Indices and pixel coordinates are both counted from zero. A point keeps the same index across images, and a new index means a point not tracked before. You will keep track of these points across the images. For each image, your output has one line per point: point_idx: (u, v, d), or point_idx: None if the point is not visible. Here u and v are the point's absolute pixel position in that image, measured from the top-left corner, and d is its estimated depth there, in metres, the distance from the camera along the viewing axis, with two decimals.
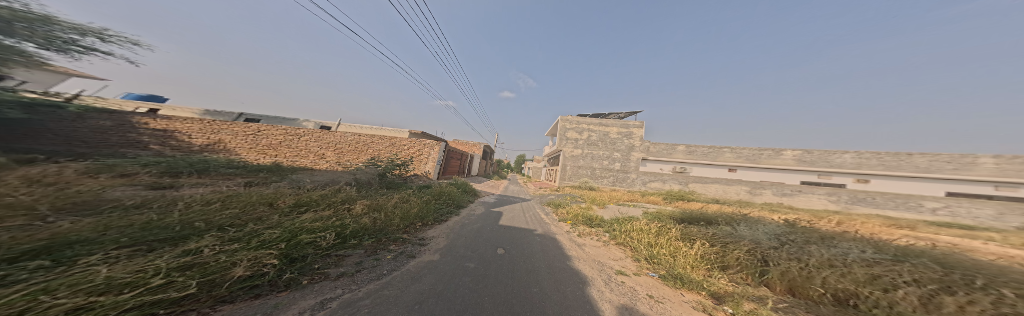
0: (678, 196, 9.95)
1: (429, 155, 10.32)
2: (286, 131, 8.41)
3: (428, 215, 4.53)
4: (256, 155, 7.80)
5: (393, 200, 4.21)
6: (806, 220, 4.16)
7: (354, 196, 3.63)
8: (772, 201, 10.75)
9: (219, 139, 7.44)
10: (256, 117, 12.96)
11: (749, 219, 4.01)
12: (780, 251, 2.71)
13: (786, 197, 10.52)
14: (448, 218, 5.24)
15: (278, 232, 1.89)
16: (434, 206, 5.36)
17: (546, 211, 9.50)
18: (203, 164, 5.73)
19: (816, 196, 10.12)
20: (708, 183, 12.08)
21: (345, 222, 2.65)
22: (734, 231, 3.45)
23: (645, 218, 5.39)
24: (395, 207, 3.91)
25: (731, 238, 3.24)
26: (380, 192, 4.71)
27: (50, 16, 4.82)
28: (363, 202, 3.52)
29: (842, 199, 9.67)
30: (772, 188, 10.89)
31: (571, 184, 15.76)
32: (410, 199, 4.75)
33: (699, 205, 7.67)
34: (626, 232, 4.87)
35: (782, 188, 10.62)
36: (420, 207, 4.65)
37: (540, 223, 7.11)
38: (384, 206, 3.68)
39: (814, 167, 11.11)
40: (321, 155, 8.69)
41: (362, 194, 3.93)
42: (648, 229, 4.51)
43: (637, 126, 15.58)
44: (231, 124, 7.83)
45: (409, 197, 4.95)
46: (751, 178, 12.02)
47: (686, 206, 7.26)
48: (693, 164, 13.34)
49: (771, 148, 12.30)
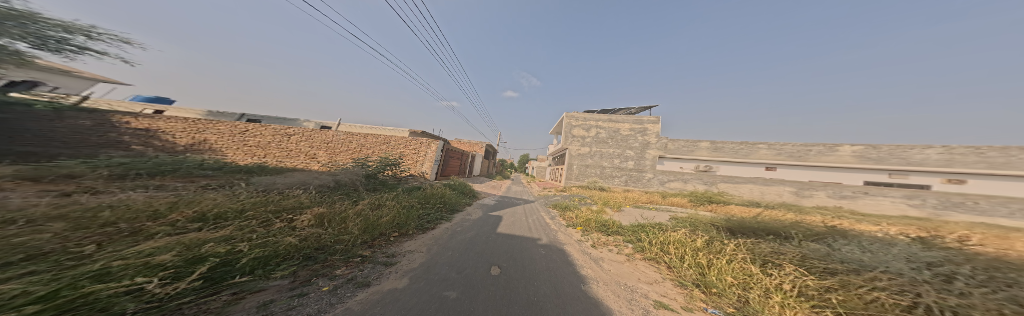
0: (709, 198, 8.66)
1: (426, 154, 9.73)
2: (275, 130, 8.00)
3: (406, 223, 3.71)
4: (244, 156, 7.34)
5: (362, 206, 3.40)
6: (954, 239, 2.84)
7: (302, 203, 2.80)
8: (827, 204, 9.12)
9: (204, 138, 7.05)
10: (256, 117, 12.86)
11: (853, 235, 2.80)
12: (980, 299, 1.46)
13: (845, 200, 8.87)
14: (436, 225, 4.44)
15: (40, 285, 0.89)
16: (418, 210, 4.56)
17: (551, 214, 8.51)
18: (175, 166, 5.16)
19: (888, 199, 8.41)
20: (742, 184, 10.57)
21: (250, 247, 1.69)
22: (839, 254, 2.16)
23: (678, 226, 4.28)
24: (358, 215, 3.07)
25: (842, 265, 1.97)
26: (353, 196, 3.91)
27: (30, 11, 4.49)
28: (312, 210, 2.69)
29: (927, 203, 7.95)
30: (826, 190, 9.25)
31: (579, 184, 14.66)
32: (393, 205, 3.98)
33: (737, 208, 6.42)
34: (658, 244, 3.77)
35: (840, 189, 8.98)
36: (398, 212, 3.86)
37: (545, 229, 6.15)
38: (341, 215, 2.85)
39: (882, 166, 9.33)
40: (313, 155, 8.20)
41: (318, 199, 3.14)
42: (688, 242, 3.41)
43: (653, 121, 14.21)
44: (218, 122, 7.43)
45: (389, 200, 4.17)
46: (795, 178, 10.41)
47: (723, 211, 6.04)
48: (721, 162, 11.84)
49: (822, 143, 10.56)
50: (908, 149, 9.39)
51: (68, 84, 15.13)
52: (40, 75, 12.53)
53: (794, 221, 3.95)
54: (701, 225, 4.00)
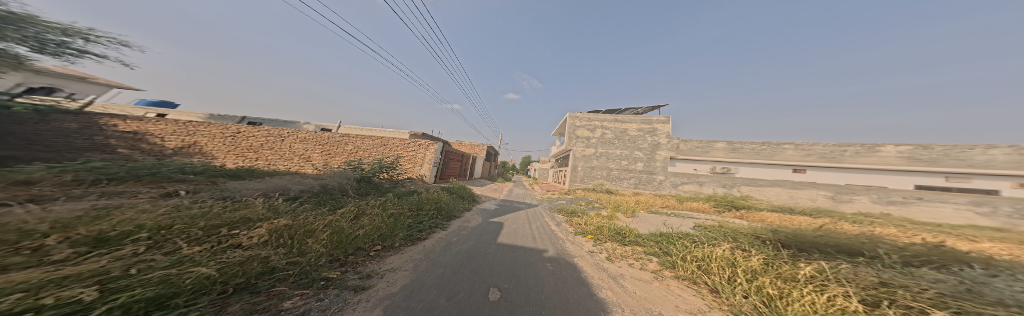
0: (733, 203, 7.87)
1: (424, 156, 9.30)
2: (269, 132, 7.68)
3: (391, 234, 3.18)
4: (234, 159, 6.99)
5: (338, 216, 2.88)
6: None
7: (260, 214, 2.27)
8: (870, 210, 8.10)
9: (194, 141, 6.78)
10: (256, 120, 12.74)
11: (976, 261, 2.10)
12: None
13: (895, 206, 7.77)
14: (428, 235, 3.89)
15: None
16: (409, 218, 4.05)
17: (557, 219, 7.90)
18: (153, 169, 4.74)
19: (950, 206, 7.21)
20: (767, 187, 9.67)
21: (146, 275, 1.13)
22: (993, 291, 1.47)
23: (712, 238, 3.63)
24: (330, 228, 2.54)
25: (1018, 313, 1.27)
26: (329, 204, 3.39)
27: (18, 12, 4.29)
28: (271, 224, 2.16)
29: (1000, 212, 6.74)
30: (869, 194, 8.23)
31: (584, 186, 13.98)
32: (379, 214, 3.48)
33: (769, 216, 5.71)
34: (693, 260, 3.11)
35: (884, 193, 7.98)
36: (384, 222, 3.36)
37: (550, 238, 5.56)
38: (309, 228, 2.32)
39: (936, 168, 8.28)
40: (308, 157, 7.88)
41: (286, 209, 2.62)
42: (732, 258, 2.75)
43: (662, 121, 13.47)
44: (210, 125, 7.19)
45: (374, 208, 3.66)
46: (828, 180, 9.49)
47: (756, 218, 5.35)
48: (740, 164, 10.99)
49: (858, 143, 9.62)
50: (967, 149, 8.31)
51: (77, 89, 15.48)
52: (53, 80, 12.87)
53: (864, 235, 3.23)
54: (740, 238, 3.35)
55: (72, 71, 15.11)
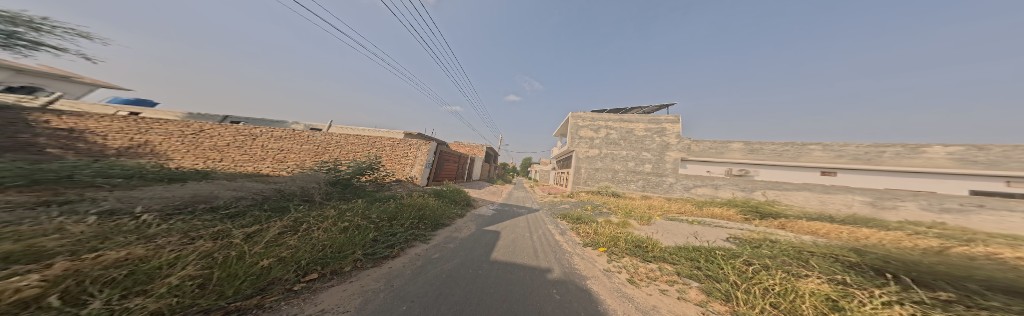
0: (760, 210, 7.00)
1: (416, 156, 8.53)
2: (237, 130, 6.91)
3: (338, 256, 2.26)
4: (194, 160, 6.08)
5: (248, 237, 1.92)
6: None
7: (71, 243, 1.25)
8: (921, 218, 7.00)
9: (147, 140, 5.87)
10: (240, 120, 12.03)
11: None
12: None
13: (949, 214, 6.73)
14: (401, 252, 2.95)
15: None
16: (371, 229, 3.10)
17: (561, 226, 7.10)
18: (73, 171, 3.84)
19: None
20: (793, 191, 8.81)
21: None
22: None
23: (770, 258, 2.77)
24: (221, 255, 1.55)
25: None
26: (245, 219, 2.36)
27: None
28: (83, 259, 1.16)
29: None
30: (916, 201, 7.19)
31: (587, 189, 13.21)
32: (323, 231, 2.49)
33: (817, 226, 4.84)
34: (755, 283, 2.21)
35: (936, 198, 6.94)
36: (328, 242, 2.39)
37: (554, 252, 4.72)
38: (164, 263, 1.30)
39: (997, 171, 7.24)
40: (283, 158, 7.06)
41: (151, 230, 1.61)
42: (846, 292, 1.79)
43: (671, 120, 12.67)
44: (167, 122, 6.31)
45: (321, 222, 2.68)
46: (862, 184, 8.58)
47: (805, 229, 4.47)
48: (760, 166, 10.13)
49: (896, 144, 8.69)
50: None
51: (62, 88, 15.05)
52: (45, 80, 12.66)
53: (1007, 264, 2.29)
54: (811, 260, 2.51)
55: (58, 70, 14.70)
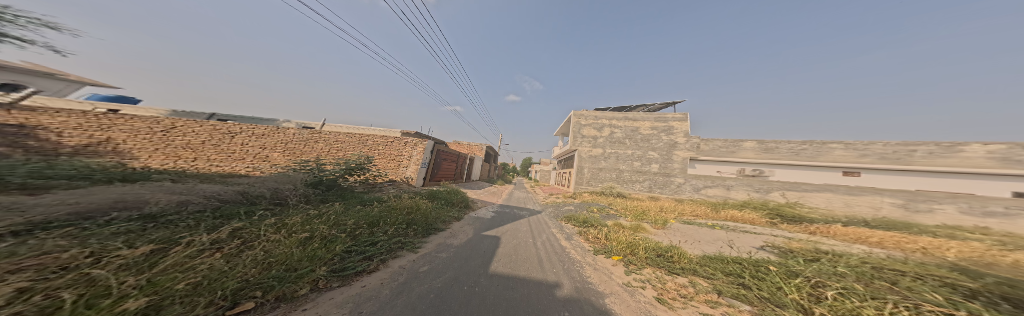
0: (783, 212, 6.48)
1: (411, 155, 8.02)
2: (213, 126, 6.41)
3: (288, 276, 1.66)
4: (163, 158, 5.45)
5: (139, 260, 1.31)
6: None
7: None
8: (961, 222, 6.57)
9: (108, 137, 5.28)
10: (228, 118, 11.49)
11: None
12: None
13: (994, 218, 6.30)
14: (380, 266, 2.39)
15: None
16: (344, 239, 2.51)
17: (565, 230, 6.56)
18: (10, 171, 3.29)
19: None
20: (814, 193, 8.47)
21: None
22: None
23: (836, 275, 2.24)
24: (64, 296, 0.96)
25: None
26: (158, 232, 1.73)
27: None
28: None
29: None
30: (955, 203, 6.77)
31: (591, 190, 12.67)
32: (272, 243, 1.89)
33: (863, 232, 4.29)
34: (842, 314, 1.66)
35: (978, 201, 6.53)
36: (277, 259, 1.79)
37: (561, 260, 4.19)
38: None
39: None
40: (266, 157, 6.54)
41: None
42: None
43: (679, 118, 12.10)
44: (132, 119, 5.72)
45: (272, 231, 2.07)
46: (887, 185, 8.09)
47: (854, 237, 3.91)
48: (775, 165, 9.60)
49: (927, 143, 8.13)
50: None
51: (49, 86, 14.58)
52: (28, 79, 12.23)
53: None
54: (899, 280, 1.98)
55: (39, 67, 14.10)
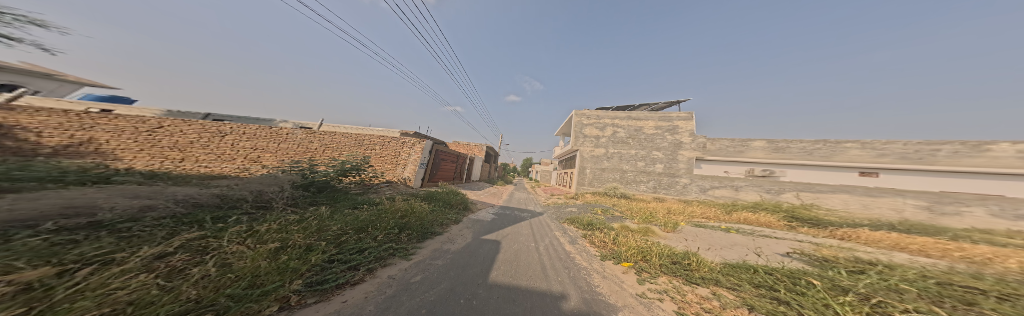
0: (799, 214, 6.17)
1: (408, 155, 7.76)
2: (202, 126, 6.19)
3: (251, 294, 1.36)
4: (148, 159, 5.20)
5: (37, 286, 0.99)
6: None
7: None
8: (992, 225, 6.24)
9: (89, 137, 5.04)
10: (224, 118, 11.31)
11: None
12: None
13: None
14: (366, 276, 2.09)
15: None
16: (325, 246, 2.21)
17: (569, 233, 6.25)
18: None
19: None
20: (830, 194, 8.16)
21: None
22: None
23: (896, 292, 1.93)
24: None
25: None
26: (84, 247, 1.40)
27: None
28: None
29: None
30: (985, 206, 6.46)
31: (594, 190, 12.37)
32: (234, 255, 1.58)
33: (899, 238, 3.95)
34: None
35: (1010, 203, 6.22)
36: (239, 273, 1.49)
37: (566, 267, 3.90)
38: None
39: None
40: (257, 158, 6.29)
41: None
42: None
43: (684, 117, 11.76)
44: (117, 118, 5.48)
45: (236, 241, 1.75)
46: (906, 186, 7.75)
47: (891, 243, 3.58)
48: (786, 165, 9.27)
49: (950, 143, 7.75)
50: None
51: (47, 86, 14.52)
52: (25, 79, 12.11)
53: None
54: (983, 302, 1.67)
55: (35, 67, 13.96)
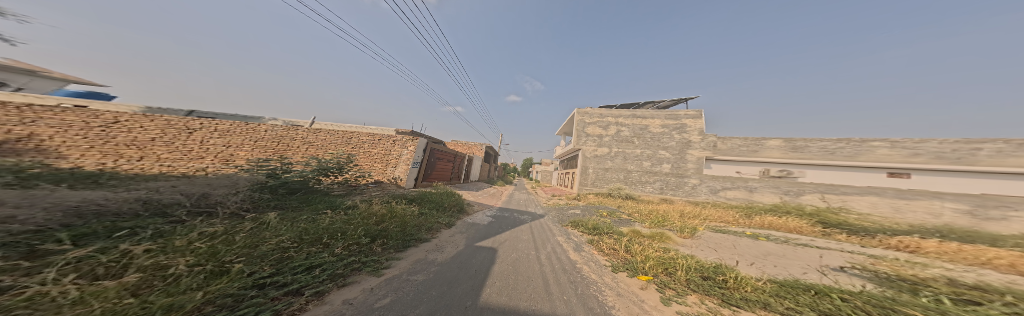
0: (828, 219, 5.61)
1: (401, 154, 7.18)
2: (167, 122, 5.61)
3: None
4: (101, 158, 4.60)
5: None
6: None
7: None
8: None
9: (29, 133, 4.43)
10: (208, 115, 10.70)
11: None
12: None
13: None
14: (309, 305, 1.45)
15: None
16: (250, 267, 1.53)
17: (573, 238, 5.65)
18: None
19: None
20: (858, 196, 7.75)
21: None
22: None
23: None
24: None
25: None
26: None
27: None
28: None
29: None
30: None
31: (597, 191, 11.77)
32: (43, 289, 0.87)
33: (976, 250, 3.35)
34: None
35: None
36: None
37: (575, 282, 3.29)
38: None
39: None
40: (231, 156, 5.71)
41: None
42: None
43: (692, 115, 11.17)
44: (66, 112, 4.89)
45: (60, 277, 1.01)
46: (941, 187, 7.21)
47: (973, 258, 2.98)
48: (805, 165, 8.69)
49: (990, 142, 7.19)
50: None
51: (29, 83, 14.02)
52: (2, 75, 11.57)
53: None
54: None
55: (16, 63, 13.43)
